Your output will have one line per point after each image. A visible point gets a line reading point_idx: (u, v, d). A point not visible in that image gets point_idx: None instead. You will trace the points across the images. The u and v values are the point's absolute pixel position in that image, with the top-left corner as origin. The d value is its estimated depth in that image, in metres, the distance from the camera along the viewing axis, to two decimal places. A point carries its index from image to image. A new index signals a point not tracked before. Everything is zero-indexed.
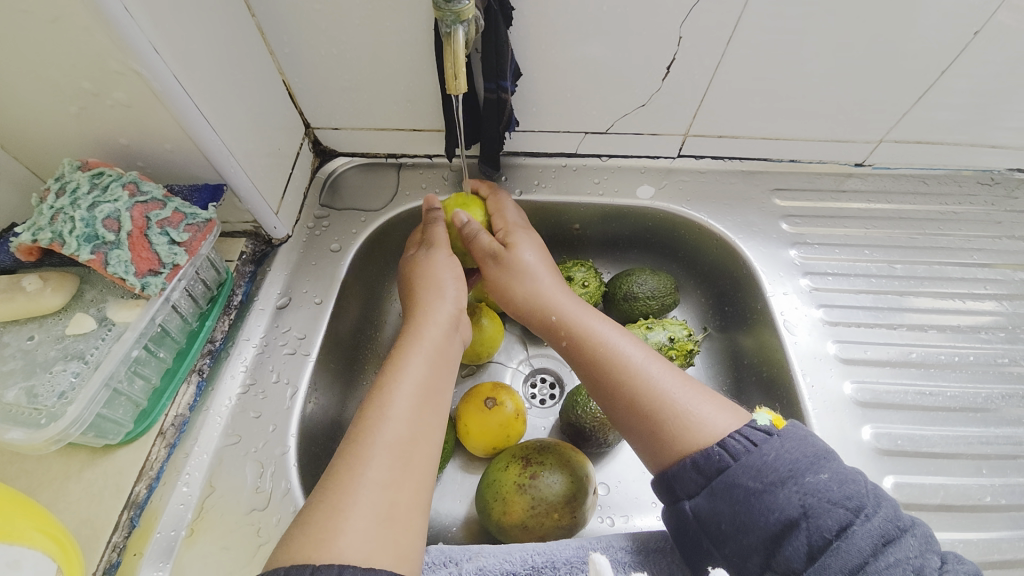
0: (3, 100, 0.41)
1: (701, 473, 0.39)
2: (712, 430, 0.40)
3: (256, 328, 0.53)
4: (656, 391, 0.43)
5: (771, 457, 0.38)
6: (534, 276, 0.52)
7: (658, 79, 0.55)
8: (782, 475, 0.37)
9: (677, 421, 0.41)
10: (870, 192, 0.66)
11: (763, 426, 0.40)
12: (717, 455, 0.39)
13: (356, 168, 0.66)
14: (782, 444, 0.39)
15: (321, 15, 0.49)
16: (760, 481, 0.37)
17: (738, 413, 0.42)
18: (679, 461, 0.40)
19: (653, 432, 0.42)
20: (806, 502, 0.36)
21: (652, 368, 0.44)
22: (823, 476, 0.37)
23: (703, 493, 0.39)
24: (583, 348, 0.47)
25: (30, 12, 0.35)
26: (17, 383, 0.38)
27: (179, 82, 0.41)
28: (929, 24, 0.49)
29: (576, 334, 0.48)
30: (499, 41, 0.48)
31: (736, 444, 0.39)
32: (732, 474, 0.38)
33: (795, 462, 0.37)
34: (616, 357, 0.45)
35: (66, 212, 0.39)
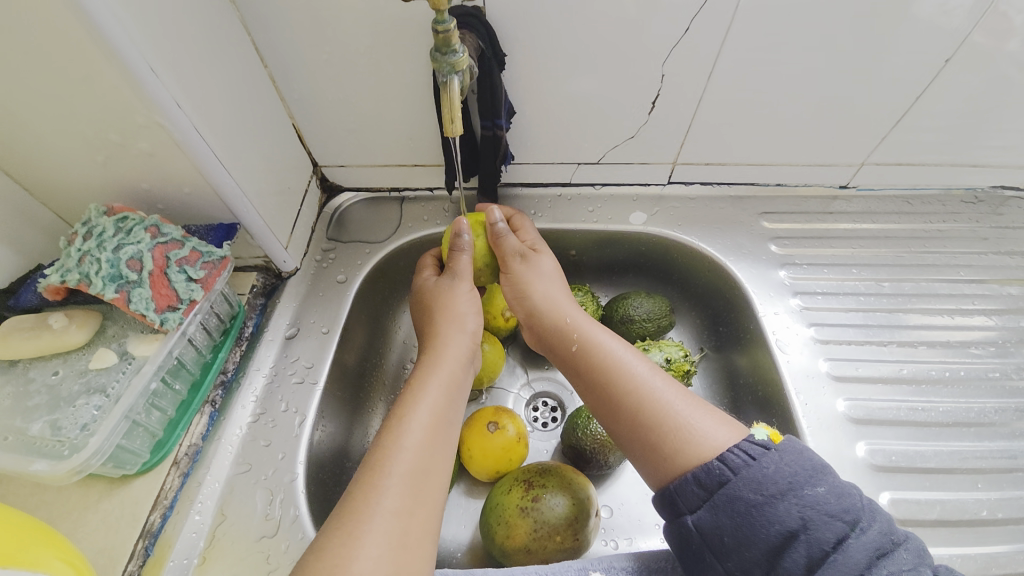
0: (35, 152, 0.45)
1: (704, 487, 0.40)
2: (713, 442, 0.41)
3: (266, 358, 0.55)
4: (658, 404, 0.44)
5: (771, 470, 0.39)
6: (545, 289, 0.54)
7: (645, 113, 0.58)
8: (782, 488, 0.38)
9: (679, 434, 0.42)
10: (856, 213, 0.68)
11: (761, 440, 0.40)
12: (718, 469, 0.40)
13: (360, 202, 0.69)
14: (782, 456, 0.39)
15: (330, 64, 0.53)
16: (760, 494, 0.38)
17: (738, 425, 0.43)
18: (681, 476, 0.41)
19: (655, 445, 0.43)
20: (805, 515, 0.37)
21: (657, 382, 0.46)
22: (821, 489, 0.38)
23: (706, 506, 0.39)
24: (587, 364, 0.49)
25: (67, 76, 0.38)
26: (42, 416, 0.40)
27: (199, 131, 0.44)
28: (895, 57, 0.52)
29: (583, 347, 0.49)
30: (493, 83, 0.52)
31: (735, 457, 0.40)
32: (733, 487, 0.39)
33: (794, 475, 0.38)
34: (619, 374, 0.47)
35: (93, 253, 0.41)
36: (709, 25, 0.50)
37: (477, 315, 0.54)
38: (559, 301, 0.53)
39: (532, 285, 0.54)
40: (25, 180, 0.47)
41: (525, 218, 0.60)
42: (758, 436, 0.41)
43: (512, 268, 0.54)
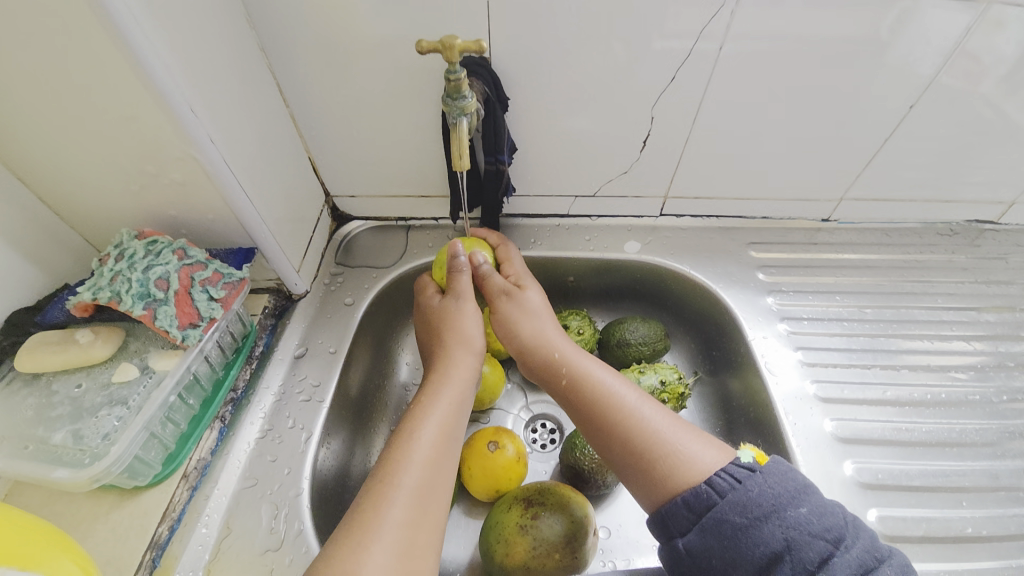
0: (74, 180, 0.48)
1: (692, 510, 0.41)
2: (701, 466, 0.43)
3: (275, 377, 0.57)
4: (649, 430, 0.46)
5: (755, 493, 0.40)
6: (538, 320, 0.56)
7: (636, 150, 0.63)
8: (766, 510, 0.39)
9: (668, 459, 0.44)
10: (838, 244, 0.72)
11: (747, 463, 0.42)
12: (706, 492, 0.41)
13: (369, 230, 0.73)
14: (765, 478, 0.41)
15: (347, 104, 0.58)
16: (745, 516, 0.39)
17: (725, 449, 0.45)
18: (671, 499, 0.43)
19: (646, 469, 0.45)
20: (789, 536, 0.38)
21: (646, 409, 0.48)
22: (804, 509, 0.39)
23: (694, 529, 0.41)
24: (580, 390, 0.50)
25: (113, 113, 0.43)
26: (65, 426, 0.42)
27: (227, 163, 0.48)
28: (864, 100, 0.57)
29: (574, 375, 0.51)
30: (497, 123, 0.57)
31: (722, 481, 0.41)
32: (720, 510, 0.40)
33: (778, 496, 0.40)
34: (610, 399, 0.49)
35: (124, 273, 0.44)
36: (694, 72, 0.55)
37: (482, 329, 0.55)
38: (550, 332, 0.55)
39: (523, 317, 0.56)
40: (60, 206, 0.51)
41: (511, 247, 0.64)
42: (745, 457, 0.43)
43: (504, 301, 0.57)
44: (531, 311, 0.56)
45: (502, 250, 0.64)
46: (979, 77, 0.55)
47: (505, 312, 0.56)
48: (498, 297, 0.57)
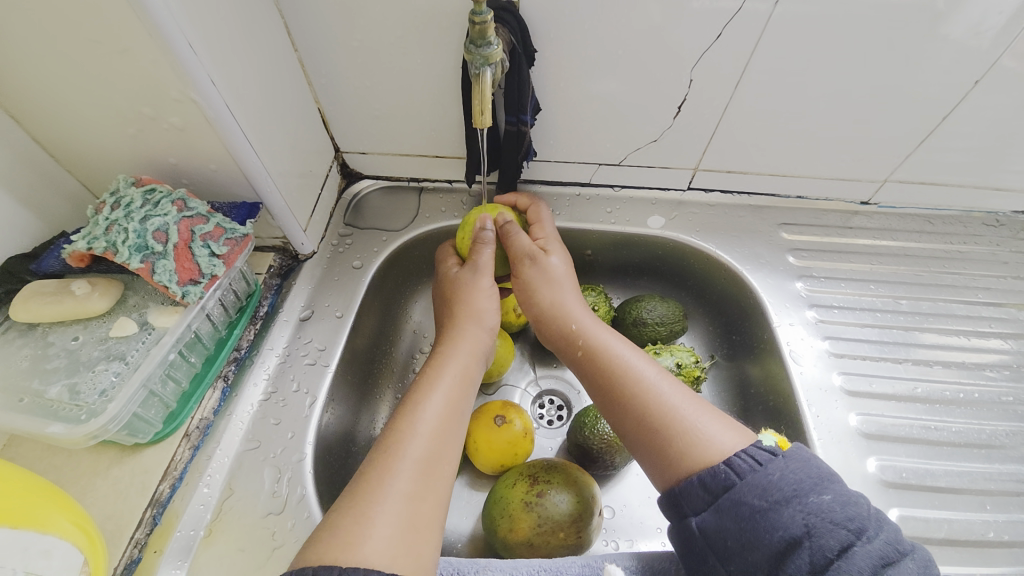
0: (66, 119, 0.45)
1: (708, 490, 0.39)
2: (719, 446, 0.41)
3: (280, 339, 0.55)
4: (667, 407, 0.44)
5: (776, 477, 0.38)
6: (558, 288, 0.53)
7: (669, 117, 0.58)
8: (786, 494, 0.37)
9: (684, 437, 0.42)
10: (876, 229, 0.68)
11: (767, 446, 0.40)
12: (723, 472, 0.39)
13: (379, 191, 0.69)
14: (787, 462, 0.38)
15: (359, 51, 0.54)
16: (764, 499, 0.37)
17: (744, 431, 0.43)
18: (686, 478, 0.41)
19: (660, 448, 0.43)
20: (809, 522, 0.36)
21: (664, 386, 0.45)
22: (827, 497, 0.36)
23: (710, 509, 0.39)
24: (596, 363, 0.48)
25: (105, 45, 0.39)
26: (60, 380, 0.40)
27: (230, 109, 0.44)
28: (928, 72, 0.52)
29: (592, 348, 0.49)
30: (522, 79, 0.52)
31: (741, 462, 0.39)
32: (738, 492, 0.38)
33: (799, 481, 0.37)
34: (626, 373, 0.47)
35: (120, 223, 0.41)
36: (742, 30, 0.50)
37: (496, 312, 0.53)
38: (571, 301, 0.53)
39: (542, 287, 0.53)
40: (53, 147, 0.48)
41: (543, 207, 0.61)
42: (767, 441, 0.41)
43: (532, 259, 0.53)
44: (553, 277, 0.53)
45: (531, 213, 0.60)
46: None
47: (532, 271, 0.53)
48: (524, 254, 0.54)
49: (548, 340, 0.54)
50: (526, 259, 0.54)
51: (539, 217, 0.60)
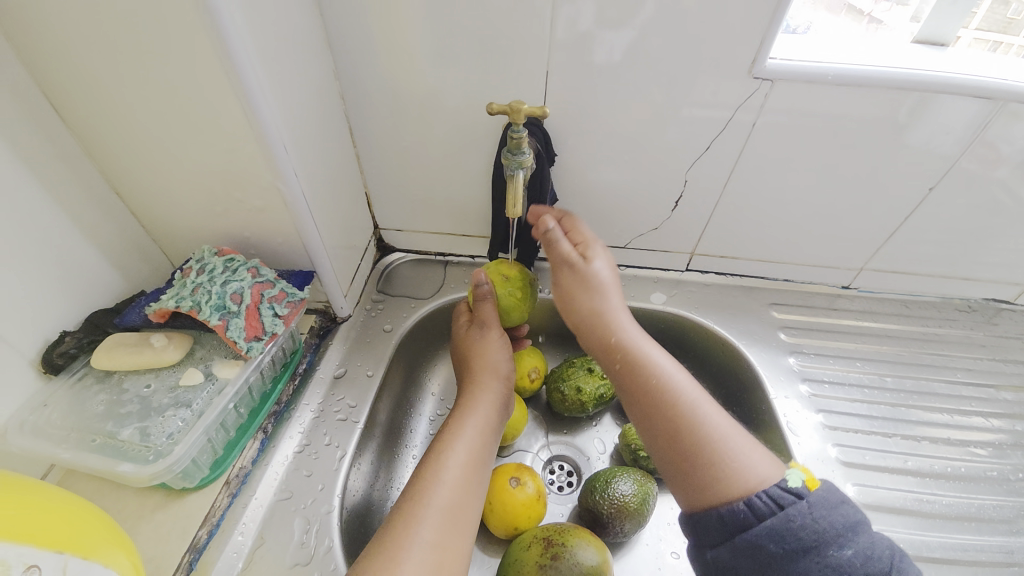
0: (165, 199, 0.54)
1: (726, 526, 0.43)
2: (746, 482, 0.44)
3: (315, 395, 0.60)
4: (699, 436, 0.47)
5: (798, 527, 0.41)
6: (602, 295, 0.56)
7: (668, 209, 0.68)
8: (805, 545, 0.40)
9: (711, 469, 0.45)
10: (858, 311, 0.74)
11: (794, 490, 0.42)
12: (743, 513, 0.42)
13: (409, 262, 0.77)
14: (812, 512, 0.41)
15: (409, 149, 0.64)
16: (781, 546, 0.40)
17: (773, 462, 0.46)
18: (708, 509, 0.44)
19: (687, 474, 0.46)
20: (825, 572, 0.39)
21: (701, 411, 0.48)
22: (847, 552, 0.40)
23: (726, 544, 0.42)
24: (634, 375, 0.51)
25: (217, 145, 0.48)
26: (133, 423, 0.46)
27: (304, 195, 0.53)
28: (890, 178, 0.62)
29: (630, 364, 0.52)
30: (542, 175, 0.62)
31: (763, 507, 0.42)
32: (757, 536, 0.41)
33: (820, 532, 0.40)
34: (665, 393, 0.49)
35: (204, 286, 0.49)
36: (728, 142, 0.60)
37: (508, 362, 0.59)
38: (615, 310, 0.55)
39: (582, 294, 0.56)
40: (146, 220, 0.56)
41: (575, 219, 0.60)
42: (793, 484, 0.43)
43: (570, 266, 0.57)
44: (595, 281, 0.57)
45: (564, 221, 0.60)
46: (1009, 160, 0.59)
47: (569, 280, 0.57)
48: (562, 263, 0.57)
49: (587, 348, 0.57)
50: (565, 265, 0.57)
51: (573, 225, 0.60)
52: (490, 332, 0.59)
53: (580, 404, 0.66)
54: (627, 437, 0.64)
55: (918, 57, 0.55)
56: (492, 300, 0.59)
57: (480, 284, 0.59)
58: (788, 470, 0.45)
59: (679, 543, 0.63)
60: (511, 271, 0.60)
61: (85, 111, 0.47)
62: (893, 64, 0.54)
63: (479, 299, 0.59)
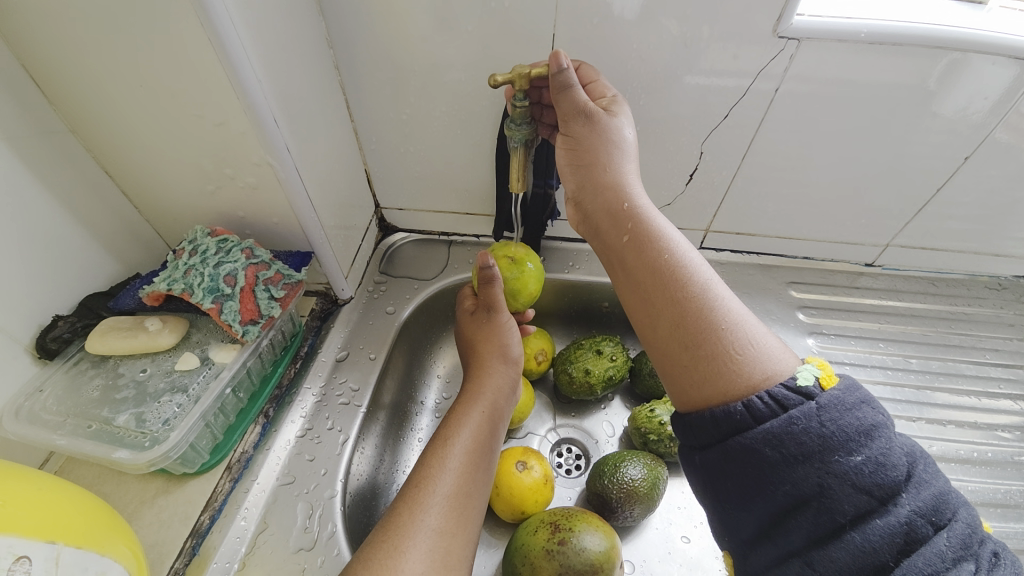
0: (154, 177, 0.52)
1: (719, 428, 0.37)
2: (751, 378, 0.37)
3: (317, 379, 0.58)
4: (705, 325, 0.40)
5: (800, 430, 0.34)
6: (617, 160, 0.47)
7: (682, 184, 0.64)
8: (808, 450, 0.34)
9: (712, 359, 0.39)
10: (882, 290, 0.71)
11: (799, 389, 0.36)
12: (739, 414, 0.36)
13: (412, 242, 0.75)
14: (820, 415, 0.34)
15: (408, 122, 0.61)
16: (780, 452, 0.34)
17: (789, 356, 0.39)
18: (702, 409, 0.38)
19: (684, 363, 0.40)
20: (825, 481, 0.33)
21: (712, 296, 0.41)
22: (858, 458, 0.33)
23: (716, 445, 0.37)
24: (641, 250, 0.44)
25: (203, 117, 0.46)
26: (128, 409, 0.45)
27: (298, 171, 0.51)
28: (919, 149, 0.58)
29: (639, 237, 0.45)
30: (550, 150, 0.59)
31: (761, 405, 0.36)
32: (750, 438, 0.35)
33: (828, 436, 0.34)
34: (674, 273, 0.43)
35: (196, 268, 0.48)
36: (748, 111, 0.56)
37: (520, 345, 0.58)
38: (629, 178, 0.48)
39: (598, 154, 0.48)
40: (139, 200, 0.55)
41: (594, 72, 0.52)
42: (803, 382, 0.36)
43: (587, 117, 0.47)
44: (613, 140, 0.47)
45: (582, 70, 0.52)
46: None
47: (584, 131, 0.48)
48: (577, 114, 0.47)
49: (590, 227, 0.50)
50: (580, 116, 0.47)
51: (593, 81, 0.52)
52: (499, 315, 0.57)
53: (589, 386, 0.64)
54: (637, 419, 0.62)
55: (957, 13, 0.50)
56: (496, 280, 0.54)
57: (485, 266, 0.54)
58: (802, 365, 0.38)
59: (690, 526, 0.62)
60: (516, 253, 0.57)
61: (64, 84, 0.45)
62: (929, 21, 0.49)
63: (485, 282, 0.55)
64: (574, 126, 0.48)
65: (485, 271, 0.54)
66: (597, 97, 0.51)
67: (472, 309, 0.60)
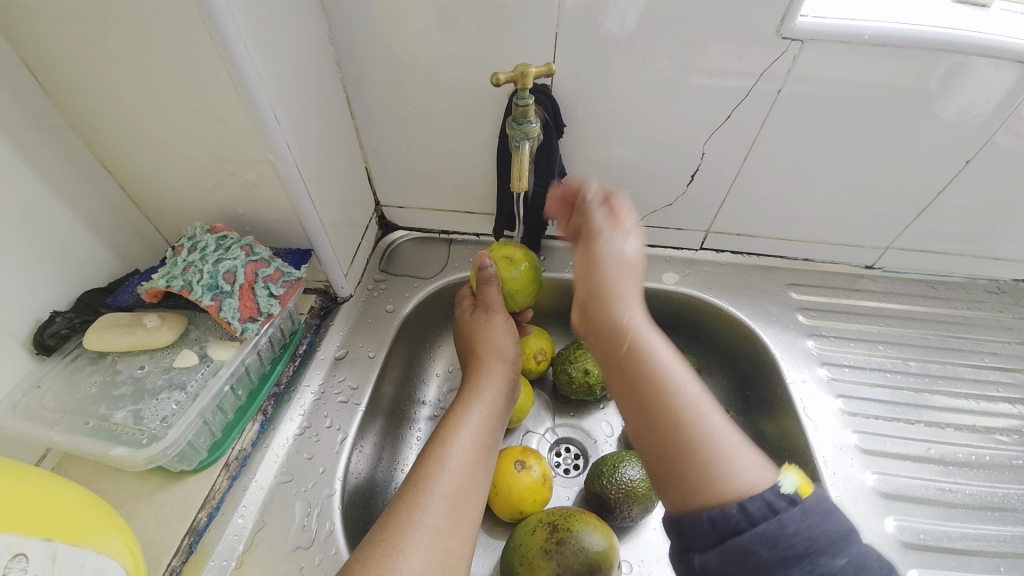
0: (152, 173, 0.52)
1: (716, 530, 0.38)
2: (738, 487, 0.38)
3: (315, 377, 0.58)
4: (698, 441, 0.40)
5: (790, 531, 0.36)
6: (621, 276, 0.49)
7: (683, 184, 0.64)
8: (798, 552, 0.36)
9: (704, 466, 0.40)
10: (881, 292, 0.71)
11: (788, 495, 0.38)
12: (736, 517, 0.37)
13: (412, 241, 0.75)
14: (806, 520, 0.37)
15: (409, 120, 0.61)
16: (774, 554, 0.36)
17: (768, 464, 0.40)
18: (697, 510, 0.39)
19: (680, 480, 0.40)
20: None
21: (706, 408, 0.42)
22: (841, 560, 0.35)
23: (715, 551, 0.37)
24: (639, 365, 0.44)
25: (202, 113, 0.45)
26: (126, 406, 0.45)
27: (299, 168, 0.50)
28: (920, 152, 0.58)
29: (639, 354, 0.44)
30: (551, 149, 0.58)
31: (756, 510, 0.37)
32: (747, 540, 0.37)
33: (814, 540, 0.36)
34: (671, 388, 0.43)
35: (195, 265, 0.48)
36: (750, 112, 0.56)
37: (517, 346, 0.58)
38: (631, 297, 0.48)
39: (603, 275, 0.49)
40: (137, 196, 0.54)
41: (620, 199, 0.54)
42: (786, 489, 0.38)
43: (600, 241, 0.51)
44: (620, 263, 0.49)
45: (610, 198, 0.54)
46: None
47: (594, 259, 0.50)
48: (594, 232, 0.52)
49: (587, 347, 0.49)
50: (596, 236, 0.51)
51: (618, 208, 0.53)
52: (494, 317, 0.57)
53: (588, 386, 0.64)
54: None
55: (959, 16, 0.50)
56: (496, 282, 0.56)
57: (485, 266, 0.56)
58: (784, 473, 0.40)
59: None
60: (514, 254, 0.57)
61: (62, 77, 0.44)
62: (932, 23, 0.49)
63: (484, 283, 0.57)
64: (588, 251, 0.51)
65: (485, 272, 0.56)
66: (615, 214, 0.53)
67: (471, 309, 0.59)
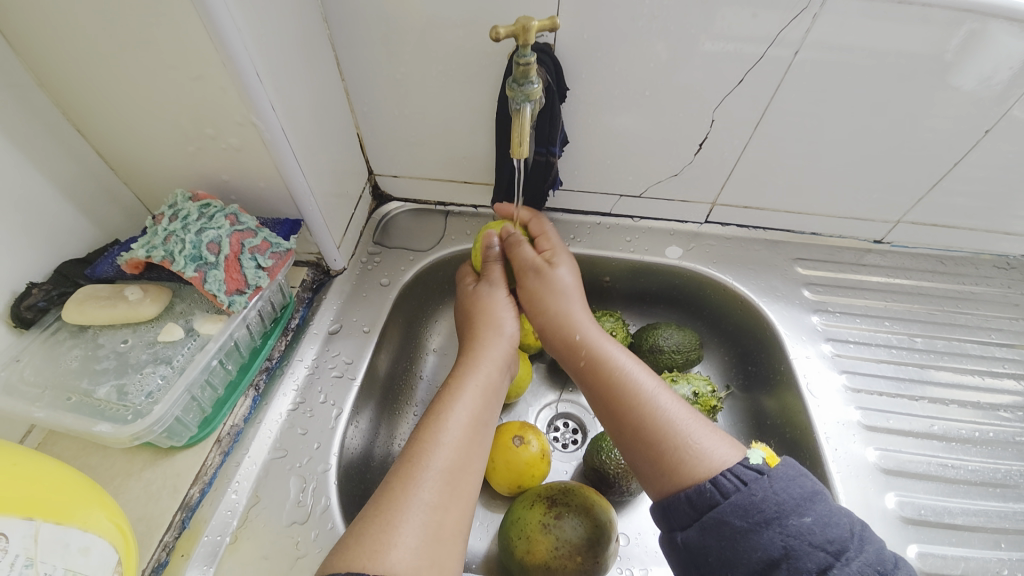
0: (129, 136, 0.48)
1: (694, 507, 0.40)
2: (707, 465, 0.42)
3: (308, 351, 0.57)
4: (663, 432, 0.44)
5: (759, 497, 0.39)
6: (565, 301, 0.54)
7: (690, 154, 0.61)
8: (768, 516, 0.38)
9: (676, 451, 0.43)
10: (889, 267, 0.69)
11: (754, 465, 0.41)
12: (709, 491, 0.40)
13: (407, 212, 0.72)
14: (772, 485, 0.39)
15: (402, 83, 0.57)
16: (747, 521, 0.38)
17: (734, 446, 0.43)
18: (677, 493, 0.42)
19: (658, 471, 0.43)
20: (788, 544, 0.37)
21: (662, 398, 0.46)
22: (808, 519, 0.38)
23: (695, 526, 0.40)
24: (597, 375, 0.49)
25: (178, 70, 0.42)
26: (110, 380, 0.43)
27: (285, 132, 0.47)
28: (940, 121, 0.55)
29: (593, 364, 0.50)
30: (553, 113, 0.55)
31: (726, 482, 0.40)
32: (722, 511, 0.39)
33: (782, 504, 0.38)
34: (629, 389, 0.47)
35: (177, 234, 0.45)
36: (763, 77, 0.53)
37: (514, 320, 0.55)
38: (577, 314, 0.54)
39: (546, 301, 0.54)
40: (114, 161, 0.51)
41: (542, 219, 0.62)
42: (753, 460, 0.41)
43: (535, 271, 0.55)
44: (560, 289, 0.55)
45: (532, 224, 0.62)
46: None
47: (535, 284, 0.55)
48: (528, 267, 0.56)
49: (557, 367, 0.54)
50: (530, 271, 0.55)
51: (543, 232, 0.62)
52: (498, 292, 0.56)
53: None
54: None
55: None
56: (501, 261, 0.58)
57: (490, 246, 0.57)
58: (750, 450, 0.43)
59: None
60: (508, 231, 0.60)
61: (23, 30, 0.41)
62: None
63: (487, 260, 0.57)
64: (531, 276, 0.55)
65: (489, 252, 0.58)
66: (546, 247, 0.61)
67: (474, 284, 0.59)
